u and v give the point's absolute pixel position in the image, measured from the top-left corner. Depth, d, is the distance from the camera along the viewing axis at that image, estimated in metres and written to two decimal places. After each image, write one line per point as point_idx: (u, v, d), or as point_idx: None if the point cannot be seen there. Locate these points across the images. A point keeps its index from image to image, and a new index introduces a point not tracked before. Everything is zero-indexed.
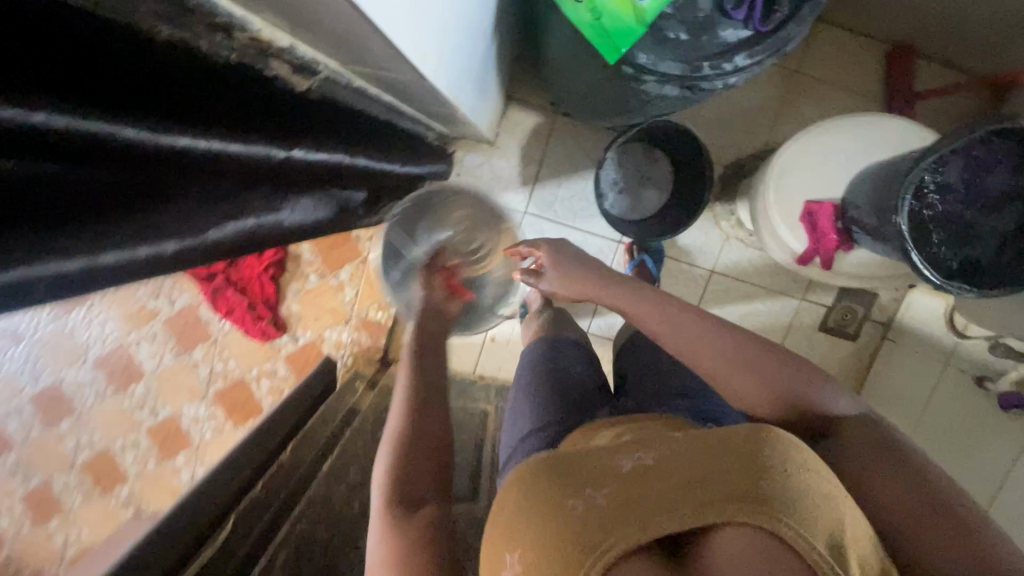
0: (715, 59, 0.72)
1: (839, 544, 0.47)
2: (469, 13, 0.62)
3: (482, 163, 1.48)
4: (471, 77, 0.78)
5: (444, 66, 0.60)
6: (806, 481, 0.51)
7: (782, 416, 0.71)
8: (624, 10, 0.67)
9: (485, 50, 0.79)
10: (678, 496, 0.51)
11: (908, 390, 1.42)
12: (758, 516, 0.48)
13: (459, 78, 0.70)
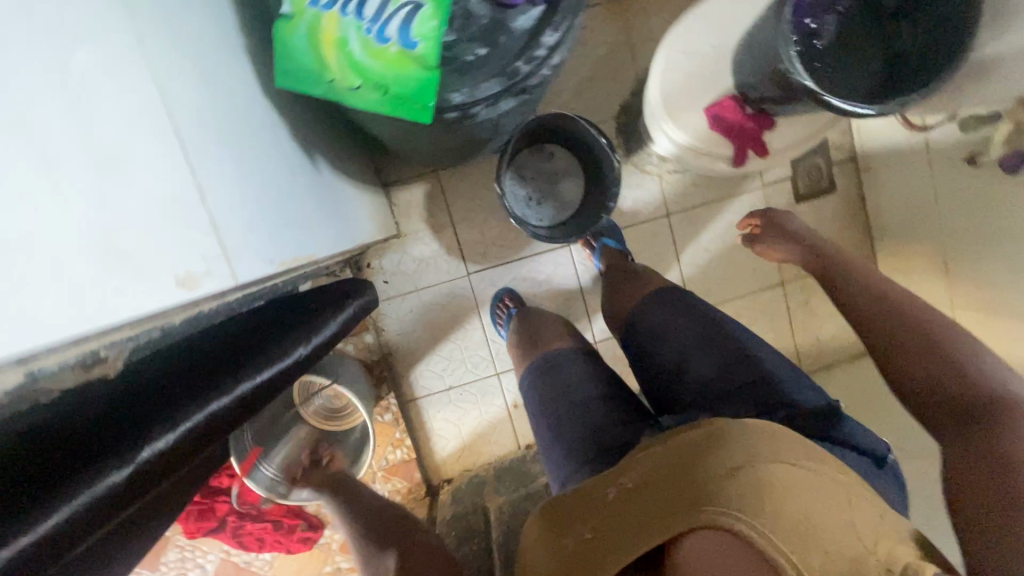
0: (525, 54, 0.65)
1: (800, 528, 0.55)
2: (245, 178, 0.54)
3: (400, 258, 1.40)
4: (309, 218, 0.69)
5: (253, 248, 0.53)
6: (762, 468, 0.60)
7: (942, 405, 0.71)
8: (406, 68, 0.58)
9: (304, 179, 0.71)
10: (653, 514, 0.61)
11: (917, 200, 1.35)
12: (719, 517, 0.57)
13: (288, 237, 0.62)
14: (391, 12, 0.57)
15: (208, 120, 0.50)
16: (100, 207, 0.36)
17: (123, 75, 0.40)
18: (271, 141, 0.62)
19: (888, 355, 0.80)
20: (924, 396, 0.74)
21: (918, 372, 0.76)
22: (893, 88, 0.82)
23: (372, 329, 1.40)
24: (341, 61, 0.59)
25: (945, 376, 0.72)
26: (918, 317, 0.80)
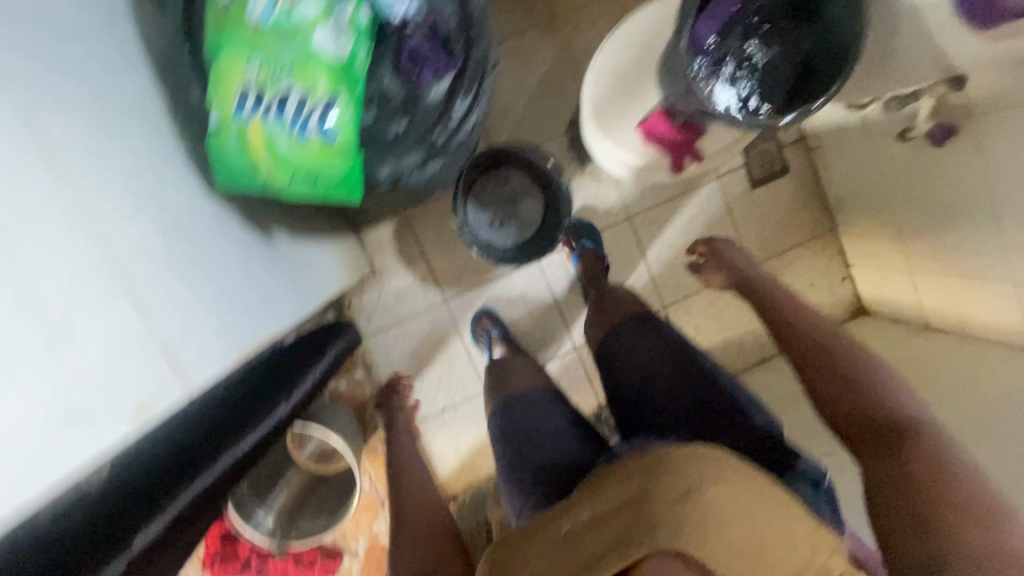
0: (442, 121, 0.72)
1: (742, 547, 0.63)
2: (194, 290, 0.62)
3: (378, 294, 1.46)
4: (266, 293, 0.77)
5: (206, 356, 0.62)
6: (707, 495, 0.65)
7: (852, 414, 0.83)
8: (329, 158, 0.65)
9: (262, 264, 0.78)
10: (608, 545, 0.64)
11: (862, 176, 1.41)
12: (671, 542, 0.62)
13: (245, 321, 0.70)
14: (308, 109, 0.63)
15: (153, 252, 0.59)
16: (52, 377, 0.45)
17: (67, 247, 0.49)
18: (221, 243, 0.70)
19: (818, 379, 0.90)
20: (847, 415, 0.83)
21: (842, 395, 0.85)
22: (807, 86, 0.90)
23: (361, 364, 1.46)
24: (271, 159, 0.65)
25: (864, 399, 0.82)
26: (841, 347, 0.91)
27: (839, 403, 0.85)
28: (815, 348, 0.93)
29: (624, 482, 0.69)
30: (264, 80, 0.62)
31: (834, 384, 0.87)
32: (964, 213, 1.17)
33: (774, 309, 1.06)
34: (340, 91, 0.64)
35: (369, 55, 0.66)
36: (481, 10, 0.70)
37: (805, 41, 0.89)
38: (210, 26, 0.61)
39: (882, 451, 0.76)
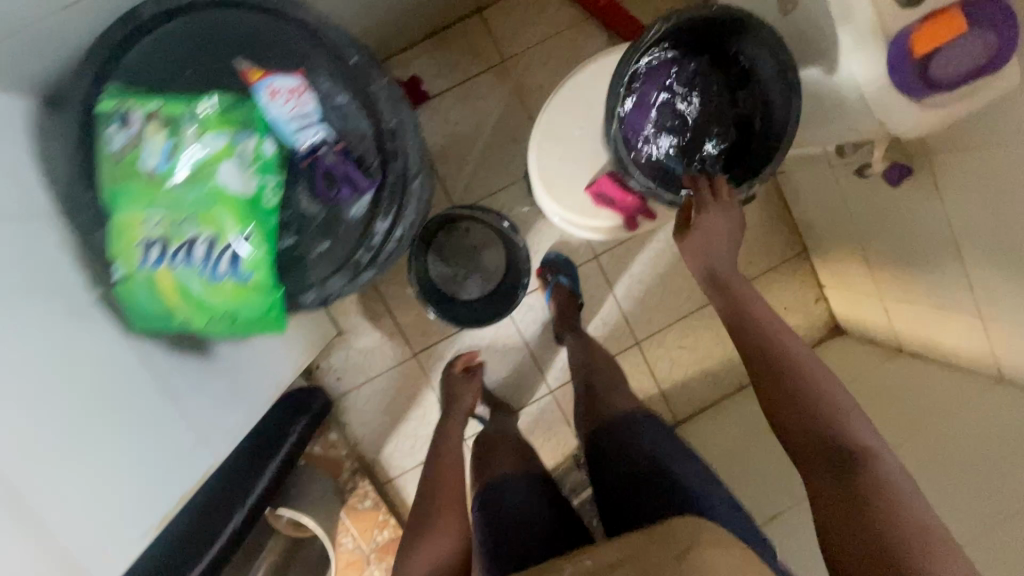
0: (365, 240, 0.68)
1: None
2: (105, 471, 0.67)
3: (346, 354, 1.44)
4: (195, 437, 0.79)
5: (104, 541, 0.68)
6: (707, 556, 0.55)
7: (808, 433, 0.67)
8: (245, 299, 0.63)
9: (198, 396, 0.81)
10: None
11: (826, 206, 1.40)
12: None
13: (159, 487, 0.75)
14: (218, 252, 0.61)
15: (56, 451, 0.62)
16: None
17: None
18: (147, 399, 0.73)
19: (768, 393, 0.71)
20: (803, 439, 0.67)
21: (800, 416, 0.68)
22: (761, 143, 0.86)
23: (335, 425, 1.45)
24: (187, 303, 0.63)
25: (822, 422, 0.66)
26: (793, 348, 0.72)
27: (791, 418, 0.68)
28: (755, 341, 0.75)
29: (634, 535, 0.61)
30: (166, 231, 0.59)
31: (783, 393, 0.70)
32: (931, 242, 1.16)
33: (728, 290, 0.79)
34: (250, 228, 0.61)
35: (281, 184, 0.63)
36: (398, 122, 0.66)
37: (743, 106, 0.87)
38: (105, 178, 0.58)
39: (839, 485, 0.62)
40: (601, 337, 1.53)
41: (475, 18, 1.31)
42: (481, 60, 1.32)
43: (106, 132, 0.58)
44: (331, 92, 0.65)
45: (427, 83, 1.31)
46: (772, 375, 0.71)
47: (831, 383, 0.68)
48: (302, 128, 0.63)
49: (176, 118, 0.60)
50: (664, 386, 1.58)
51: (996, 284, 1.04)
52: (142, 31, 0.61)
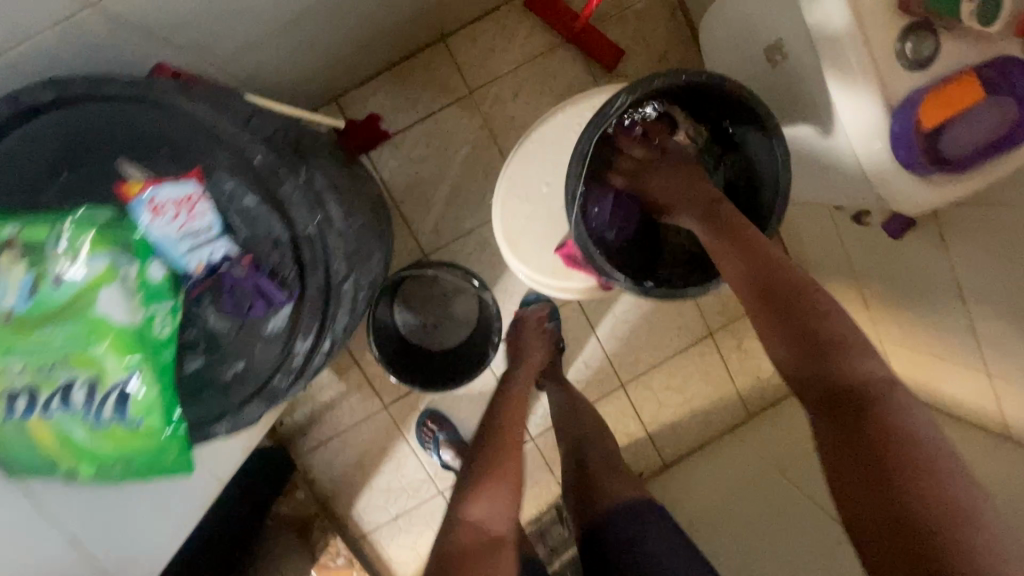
0: (283, 362, 0.59)
1: None
2: None
3: (312, 408, 1.35)
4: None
5: None
6: None
7: (824, 382, 0.61)
8: (139, 444, 0.54)
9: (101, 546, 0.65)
10: None
11: (823, 243, 1.31)
12: None
13: None
14: (100, 396, 0.52)
15: None
16: None
17: None
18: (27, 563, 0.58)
19: (770, 335, 0.65)
20: (807, 380, 0.62)
21: (806, 359, 0.62)
22: (751, 207, 0.76)
23: (302, 481, 1.37)
24: (69, 452, 0.53)
25: (829, 364, 0.61)
26: (797, 283, 0.66)
27: (803, 369, 0.62)
28: (759, 286, 0.66)
29: None
30: (34, 380, 0.50)
31: (795, 343, 0.63)
32: (932, 291, 1.07)
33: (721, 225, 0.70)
34: (138, 365, 0.52)
35: (175, 309, 0.54)
36: (316, 225, 0.57)
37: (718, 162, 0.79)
38: None
39: (850, 426, 0.58)
40: (583, 380, 1.45)
41: (438, 48, 1.19)
42: (446, 93, 1.20)
43: None
44: (234, 193, 0.55)
45: (387, 120, 1.19)
46: (784, 331, 0.64)
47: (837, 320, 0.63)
48: (195, 246, 0.54)
49: (40, 244, 0.50)
50: (651, 429, 1.50)
51: (1001, 345, 0.96)
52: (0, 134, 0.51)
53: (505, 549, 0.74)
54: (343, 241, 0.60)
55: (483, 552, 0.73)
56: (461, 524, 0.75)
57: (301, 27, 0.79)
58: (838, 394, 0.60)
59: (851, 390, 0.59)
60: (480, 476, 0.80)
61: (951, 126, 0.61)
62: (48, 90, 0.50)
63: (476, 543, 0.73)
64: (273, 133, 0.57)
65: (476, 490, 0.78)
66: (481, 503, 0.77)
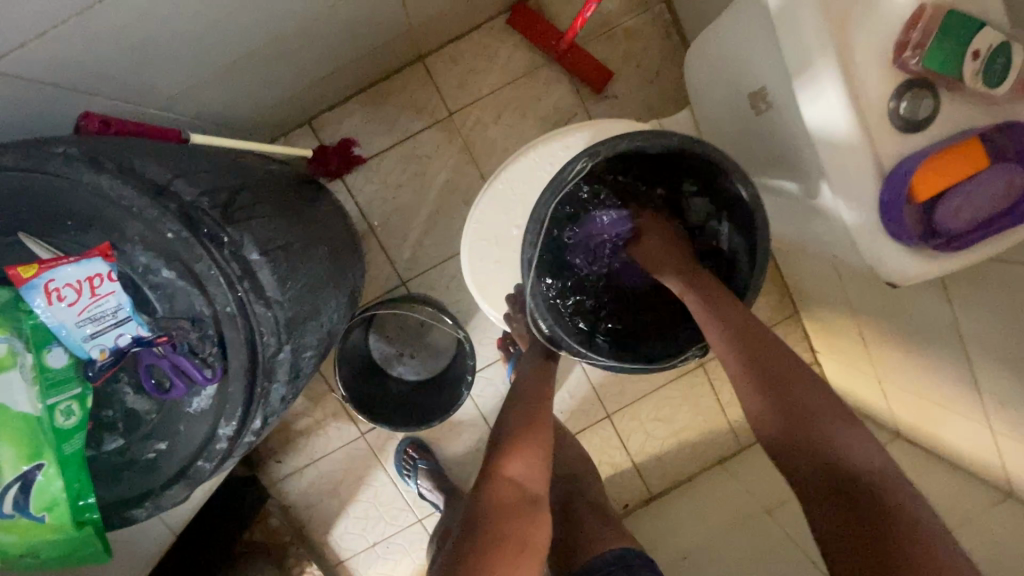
0: (206, 445, 0.54)
1: None
2: None
3: (286, 435, 1.32)
4: None
5: None
6: None
7: (806, 458, 0.57)
8: (49, 536, 0.50)
9: None
10: None
11: (819, 276, 1.25)
12: None
13: None
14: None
15: None
16: None
17: None
18: None
19: (763, 418, 0.60)
20: (803, 465, 0.57)
21: (800, 444, 0.57)
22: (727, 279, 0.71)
23: (278, 508, 1.34)
24: None
25: (823, 447, 0.56)
26: (776, 354, 0.61)
27: (782, 444, 0.58)
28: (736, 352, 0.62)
29: None
30: None
31: (774, 415, 0.59)
32: (933, 337, 1.01)
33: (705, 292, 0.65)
34: (42, 458, 0.48)
35: (84, 393, 0.50)
36: (237, 298, 0.52)
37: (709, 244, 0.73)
38: None
39: (836, 509, 0.54)
40: (567, 410, 1.40)
41: (416, 69, 1.14)
42: (423, 116, 1.15)
43: None
44: (149, 266, 0.51)
45: (362, 144, 1.14)
46: (761, 403, 0.60)
47: (828, 401, 0.58)
48: (97, 331, 0.49)
49: None
50: (638, 459, 1.45)
51: (1007, 400, 0.89)
52: None
53: (544, 504, 0.70)
54: (274, 314, 0.55)
55: (525, 508, 0.68)
56: (497, 482, 0.69)
57: (249, 63, 0.73)
58: (823, 471, 0.55)
59: (834, 467, 0.55)
60: (514, 435, 0.74)
61: (948, 197, 0.55)
62: None
63: (516, 502, 0.68)
64: (193, 198, 0.52)
65: (512, 448, 0.72)
66: (518, 461, 0.71)
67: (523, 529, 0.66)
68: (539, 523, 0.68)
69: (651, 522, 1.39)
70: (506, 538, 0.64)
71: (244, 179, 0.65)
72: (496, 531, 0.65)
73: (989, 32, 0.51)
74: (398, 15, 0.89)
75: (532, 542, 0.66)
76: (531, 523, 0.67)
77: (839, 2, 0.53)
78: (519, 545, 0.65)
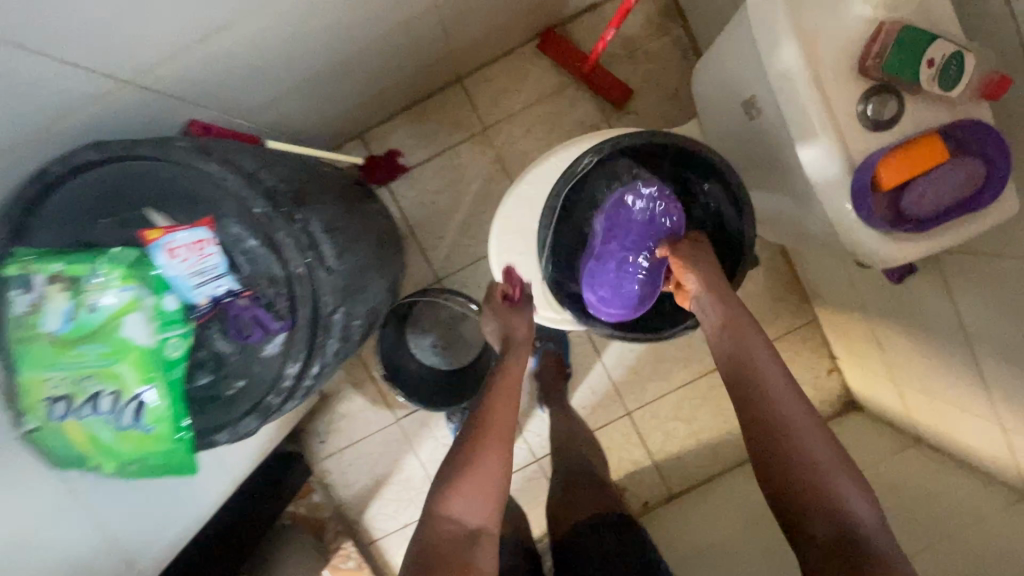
0: (275, 382, 0.67)
1: None
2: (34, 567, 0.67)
3: (329, 417, 1.45)
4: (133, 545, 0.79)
5: None
6: None
7: (810, 505, 0.60)
8: (156, 445, 0.64)
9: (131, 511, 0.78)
10: None
11: (835, 281, 1.29)
12: None
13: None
14: (123, 404, 0.61)
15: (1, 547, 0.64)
16: None
17: None
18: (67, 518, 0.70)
19: (775, 466, 0.63)
20: (809, 519, 0.59)
21: (809, 496, 0.60)
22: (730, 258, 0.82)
23: (320, 486, 1.46)
24: (98, 450, 0.64)
25: (829, 501, 0.59)
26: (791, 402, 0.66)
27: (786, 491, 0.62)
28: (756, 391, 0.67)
29: None
30: (68, 388, 0.60)
31: (784, 459, 0.62)
32: (943, 336, 1.04)
33: (735, 333, 0.71)
34: (155, 381, 0.62)
35: (185, 334, 0.64)
36: (308, 264, 0.65)
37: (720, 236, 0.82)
38: (8, 343, 0.59)
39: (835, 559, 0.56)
40: (588, 406, 1.48)
41: (455, 89, 1.28)
42: (461, 130, 1.28)
43: (6, 295, 0.59)
44: (239, 236, 0.64)
45: (406, 154, 1.28)
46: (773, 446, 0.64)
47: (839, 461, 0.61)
48: (201, 282, 0.63)
49: (78, 277, 0.59)
50: (657, 458, 1.50)
51: (1014, 396, 0.91)
52: (55, 184, 0.61)
53: (486, 536, 0.67)
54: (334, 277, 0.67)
55: (461, 544, 0.65)
56: (435, 517, 0.66)
57: (317, 83, 0.88)
58: (824, 524, 0.59)
59: (835, 517, 0.58)
60: (457, 468, 0.69)
61: (912, 185, 0.62)
62: (92, 151, 0.60)
63: (453, 539, 0.65)
64: (273, 184, 0.65)
65: (453, 485, 0.67)
66: (457, 498, 0.67)
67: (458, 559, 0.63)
68: (480, 554, 0.65)
69: (669, 519, 1.43)
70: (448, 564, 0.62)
71: (309, 173, 0.79)
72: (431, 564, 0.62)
73: (943, 43, 0.59)
74: (442, 43, 1.03)
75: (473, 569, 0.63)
76: (470, 552, 0.64)
77: (810, 23, 0.62)
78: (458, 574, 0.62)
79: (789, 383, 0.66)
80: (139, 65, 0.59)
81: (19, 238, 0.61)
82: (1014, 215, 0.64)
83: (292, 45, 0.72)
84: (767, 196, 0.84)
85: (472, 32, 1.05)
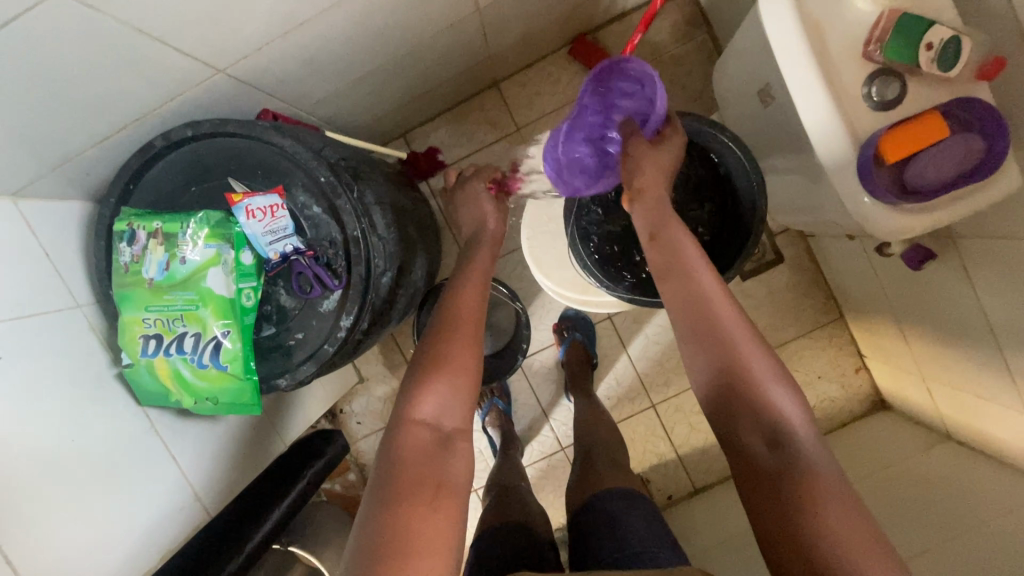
0: (331, 335, 0.75)
1: None
2: (119, 481, 0.77)
3: (367, 400, 1.53)
4: (194, 481, 0.88)
5: (117, 528, 0.76)
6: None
7: (747, 416, 0.60)
8: (225, 382, 0.73)
9: (195, 450, 0.89)
10: None
11: (858, 275, 1.31)
12: None
13: (161, 516, 0.82)
14: (202, 344, 0.72)
15: (97, 457, 0.75)
16: (18, 529, 0.65)
17: (41, 450, 0.69)
18: (145, 445, 0.81)
19: (707, 380, 0.63)
20: (737, 428, 0.60)
21: (738, 407, 0.60)
22: (741, 238, 0.83)
23: (353, 465, 1.54)
24: (179, 386, 0.74)
25: (759, 411, 0.59)
26: (727, 314, 0.64)
27: (722, 403, 0.62)
28: (694, 306, 0.65)
29: None
30: (160, 328, 0.72)
31: (721, 372, 0.62)
32: (961, 325, 1.04)
33: (665, 246, 0.70)
34: (228, 325, 0.71)
35: (257, 287, 0.74)
36: (362, 229, 0.73)
37: (736, 217, 0.85)
38: (116, 287, 0.72)
39: (766, 468, 0.57)
40: (613, 397, 1.52)
41: (491, 92, 1.38)
42: (496, 129, 1.38)
43: (117, 246, 0.72)
44: (305, 204, 0.73)
45: (445, 152, 1.39)
46: (711, 360, 0.63)
47: (771, 371, 0.60)
48: (274, 240, 0.72)
49: (173, 234, 0.71)
50: (681, 451, 1.52)
51: None
52: (155, 157, 0.74)
53: (459, 442, 0.66)
54: (380, 237, 0.76)
55: (434, 452, 0.64)
56: (408, 423, 0.65)
57: (371, 81, 0.99)
58: (756, 430, 0.59)
59: (769, 427, 0.58)
60: (427, 368, 0.68)
61: (916, 159, 0.67)
62: (187, 130, 0.72)
63: (428, 444, 0.64)
64: (332, 158, 0.75)
65: (427, 383, 0.67)
66: (430, 398, 0.66)
67: (433, 472, 0.62)
68: (452, 464, 0.64)
69: (692, 511, 1.44)
70: (417, 478, 0.60)
71: (368, 158, 0.89)
72: (406, 475, 0.61)
73: (940, 28, 0.64)
74: (482, 47, 1.13)
75: (448, 483, 0.62)
76: (446, 466, 0.63)
77: (815, 11, 0.69)
78: (434, 488, 0.61)
79: (727, 299, 0.65)
80: (231, 56, 0.70)
81: (123, 201, 0.75)
82: (1014, 187, 0.67)
83: (353, 44, 0.83)
84: (782, 179, 0.90)
85: (508, 37, 1.15)
